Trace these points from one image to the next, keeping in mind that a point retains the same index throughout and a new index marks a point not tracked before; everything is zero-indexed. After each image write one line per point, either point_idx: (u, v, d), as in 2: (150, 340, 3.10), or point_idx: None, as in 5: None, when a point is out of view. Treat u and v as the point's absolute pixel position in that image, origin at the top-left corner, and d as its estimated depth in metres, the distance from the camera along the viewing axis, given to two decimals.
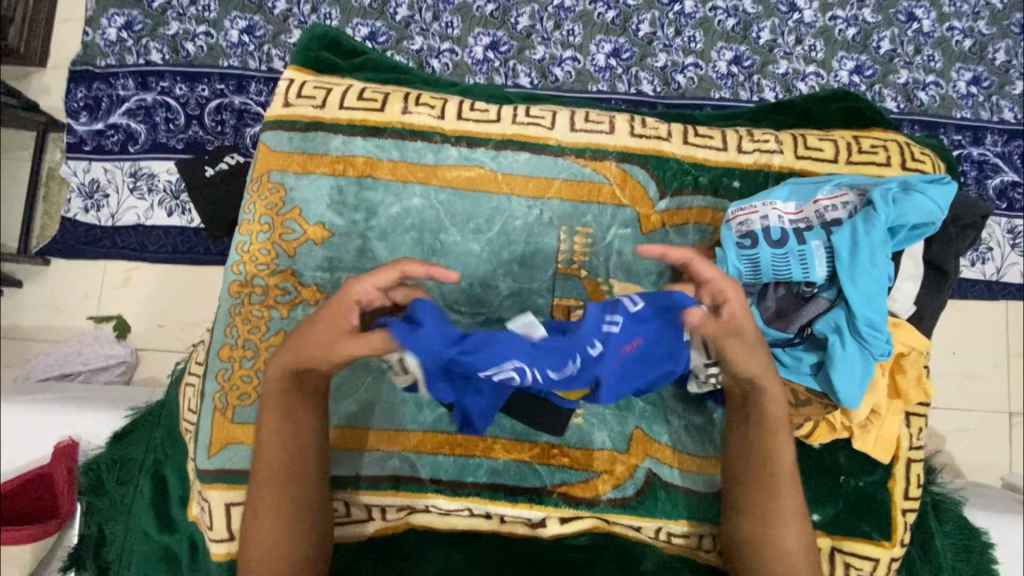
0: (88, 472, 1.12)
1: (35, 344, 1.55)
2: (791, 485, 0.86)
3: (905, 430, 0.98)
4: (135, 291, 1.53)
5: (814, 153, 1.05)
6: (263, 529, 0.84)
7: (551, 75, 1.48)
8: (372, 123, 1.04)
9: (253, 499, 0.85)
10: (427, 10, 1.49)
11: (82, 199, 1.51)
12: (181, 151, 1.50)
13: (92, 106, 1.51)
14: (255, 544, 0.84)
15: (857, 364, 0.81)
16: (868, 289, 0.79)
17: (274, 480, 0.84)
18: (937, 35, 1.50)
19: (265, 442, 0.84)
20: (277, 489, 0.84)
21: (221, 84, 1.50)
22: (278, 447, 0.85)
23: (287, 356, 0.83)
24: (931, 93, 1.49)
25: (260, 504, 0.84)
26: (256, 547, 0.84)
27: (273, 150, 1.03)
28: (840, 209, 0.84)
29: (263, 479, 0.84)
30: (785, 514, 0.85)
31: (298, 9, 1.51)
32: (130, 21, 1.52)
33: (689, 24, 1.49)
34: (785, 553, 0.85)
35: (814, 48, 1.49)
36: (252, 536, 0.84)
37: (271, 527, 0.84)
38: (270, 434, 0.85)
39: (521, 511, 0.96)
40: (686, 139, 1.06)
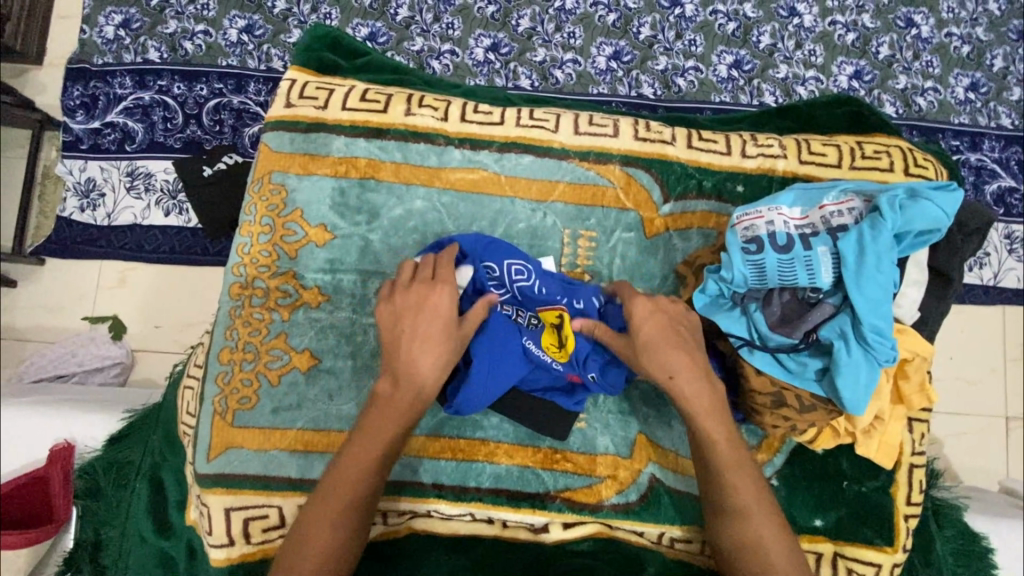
0: (83, 476, 1.10)
1: (29, 344, 1.53)
2: (745, 473, 0.83)
3: (908, 436, 0.98)
4: (131, 292, 1.52)
5: (817, 158, 1.05)
6: (337, 525, 0.78)
7: (552, 77, 1.47)
8: (375, 125, 1.03)
9: (333, 487, 0.78)
10: (428, 11, 1.48)
11: (78, 198, 1.50)
12: (178, 150, 1.49)
13: (89, 104, 1.49)
14: (321, 538, 0.77)
15: (862, 371, 0.80)
16: (874, 295, 0.79)
17: (366, 472, 0.79)
18: (936, 41, 1.51)
19: (371, 431, 0.79)
20: (365, 482, 0.79)
21: (220, 83, 1.49)
22: (383, 440, 0.79)
23: (432, 351, 0.80)
24: (930, 98, 1.50)
25: (338, 490, 0.78)
26: (317, 540, 0.77)
27: (274, 151, 1.02)
28: (846, 216, 0.84)
29: (358, 470, 0.79)
30: (750, 506, 0.83)
31: (298, 8, 1.50)
32: (128, 19, 1.51)
33: (690, 28, 1.49)
34: (762, 547, 0.82)
35: (813, 53, 1.49)
36: (323, 529, 0.77)
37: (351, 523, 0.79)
38: (379, 427, 0.80)
39: (523, 516, 0.95)
40: (690, 142, 1.06)
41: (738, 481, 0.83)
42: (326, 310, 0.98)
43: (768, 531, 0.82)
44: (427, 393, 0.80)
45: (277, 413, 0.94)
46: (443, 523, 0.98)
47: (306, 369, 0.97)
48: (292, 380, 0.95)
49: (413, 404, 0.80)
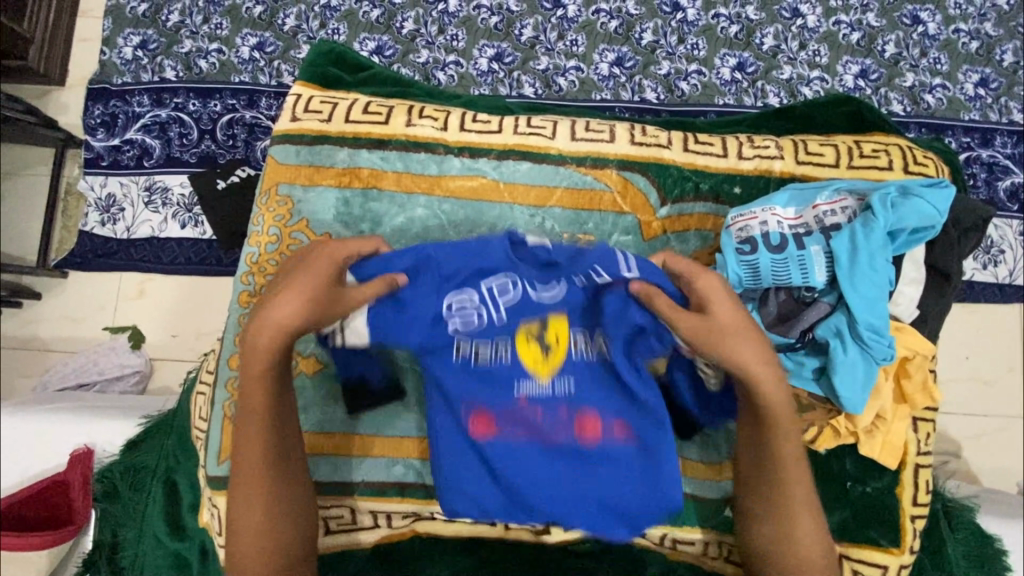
0: (102, 479, 1.13)
1: (53, 354, 1.59)
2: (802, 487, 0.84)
3: (913, 435, 0.98)
4: (150, 302, 1.57)
5: (814, 158, 1.05)
6: (247, 522, 0.81)
7: (556, 85, 1.50)
8: (377, 136, 1.06)
9: (235, 499, 0.82)
10: (432, 23, 1.52)
11: (99, 213, 1.56)
12: (194, 164, 1.54)
13: (109, 122, 1.56)
14: (248, 545, 0.82)
15: (859, 369, 0.80)
16: (869, 294, 0.79)
17: (256, 474, 0.81)
18: (943, 38, 1.50)
19: (244, 439, 0.80)
20: (261, 481, 0.81)
21: (233, 99, 1.54)
22: (255, 449, 0.81)
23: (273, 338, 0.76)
24: (938, 95, 1.49)
25: (247, 497, 0.81)
26: (245, 546, 0.82)
27: (281, 164, 1.05)
28: (839, 215, 0.84)
29: (246, 472, 0.81)
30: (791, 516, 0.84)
31: (307, 25, 1.55)
32: (146, 40, 1.57)
33: (692, 32, 1.50)
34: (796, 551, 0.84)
35: (817, 53, 1.49)
36: (245, 539, 0.82)
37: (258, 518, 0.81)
38: (250, 431, 0.80)
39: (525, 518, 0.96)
40: (686, 146, 1.07)
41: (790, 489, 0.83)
42: None
43: (809, 540, 0.84)
44: (257, 392, 0.79)
45: None
46: (447, 525, 0.99)
47: (312, 373, 0.98)
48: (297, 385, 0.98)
49: (265, 403, 0.80)
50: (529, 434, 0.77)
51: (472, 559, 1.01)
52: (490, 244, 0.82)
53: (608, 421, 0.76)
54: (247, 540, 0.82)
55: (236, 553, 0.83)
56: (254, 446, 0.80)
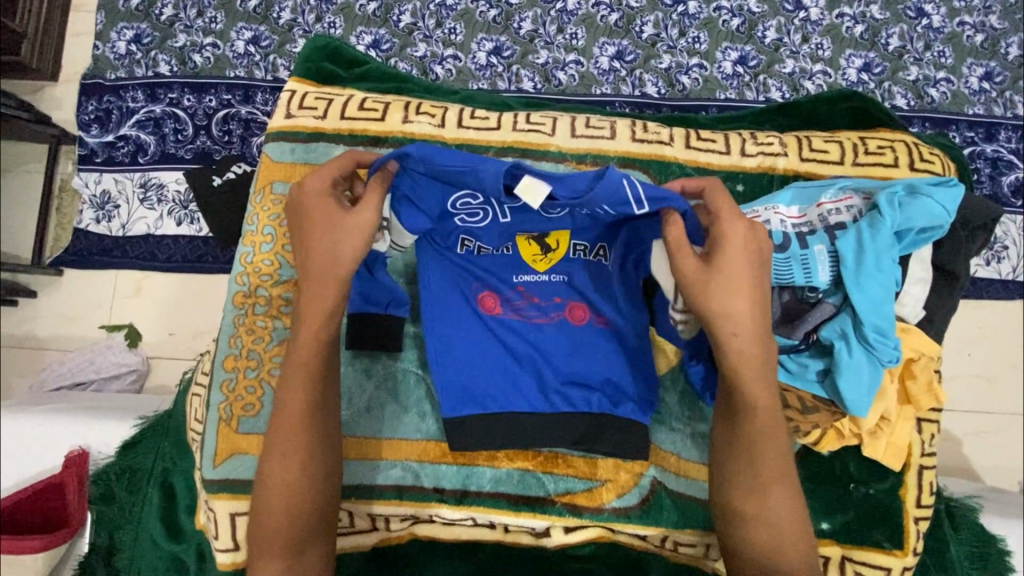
0: (98, 481, 1.13)
1: (49, 353, 1.57)
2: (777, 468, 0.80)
3: (917, 436, 0.96)
4: (146, 300, 1.56)
5: (818, 155, 1.03)
6: (278, 474, 0.81)
7: (555, 79, 1.47)
8: (374, 133, 1.04)
9: (270, 450, 0.82)
10: (430, 16, 1.49)
11: (93, 210, 1.54)
12: (189, 161, 1.52)
13: (103, 118, 1.53)
14: (272, 497, 0.81)
15: (864, 371, 0.79)
16: (875, 294, 0.77)
17: (293, 423, 0.82)
18: (947, 31, 1.48)
19: (292, 383, 0.82)
20: (297, 433, 0.82)
21: (228, 94, 1.52)
22: (300, 395, 0.82)
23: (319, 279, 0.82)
24: (942, 89, 1.46)
25: (283, 445, 0.81)
26: (271, 497, 0.81)
27: (276, 162, 1.03)
28: (844, 213, 0.83)
29: (288, 421, 0.82)
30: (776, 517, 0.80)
31: (303, 18, 1.52)
32: (139, 34, 1.55)
33: (694, 25, 1.48)
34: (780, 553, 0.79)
35: (820, 46, 1.47)
36: (269, 490, 0.81)
37: (291, 470, 0.81)
38: (297, 375, 0.82)
39: (524, 520, 0.95)
40: (689, 143, 1.05)
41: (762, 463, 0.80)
42: None
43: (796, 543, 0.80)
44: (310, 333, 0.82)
45: None
46: (446, 528, 0.98)
47: None
48: None
49: (316, 346, 0.82)
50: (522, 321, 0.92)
51: (472, 560, 1.00)
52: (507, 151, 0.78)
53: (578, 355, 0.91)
54: (274, 493, 0.81)
55: (259, 506, 0.81)
56: (296, 396, 0.82)
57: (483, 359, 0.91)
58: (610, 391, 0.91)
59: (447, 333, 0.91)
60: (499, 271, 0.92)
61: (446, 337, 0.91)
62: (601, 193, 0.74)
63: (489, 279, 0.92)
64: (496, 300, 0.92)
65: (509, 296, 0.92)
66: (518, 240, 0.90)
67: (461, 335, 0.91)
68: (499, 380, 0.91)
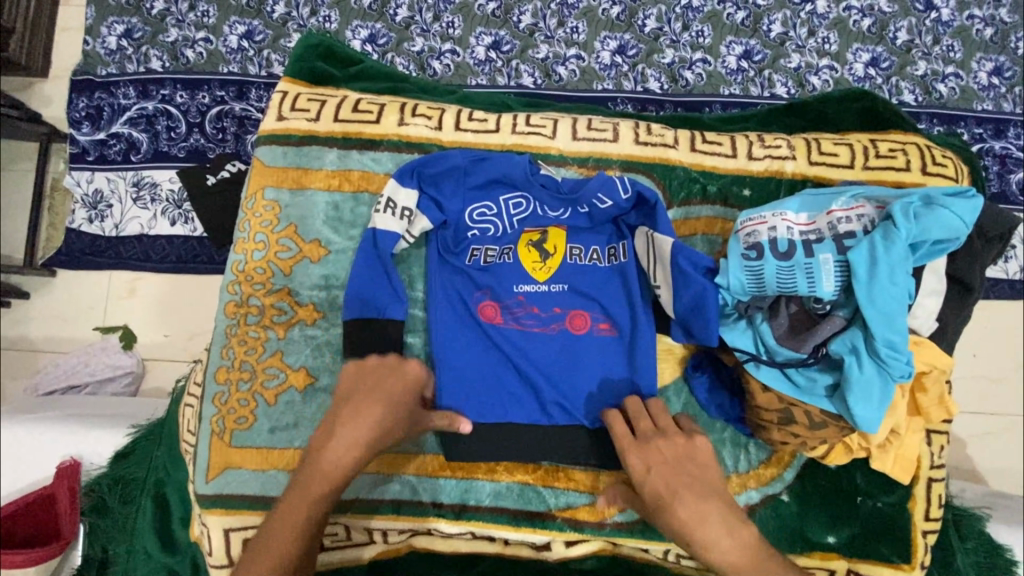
0: (90, 493, 1.11)
1: (42, 355, 1.55)
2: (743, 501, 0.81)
3: (926, 448, 0.94)
4: (140, 302, 1.53)
5: (827, 158, 1.00)
6: (279, 547, 0.76)
7: (555, 74, 1.43)
8: (369, 136, 1.01)
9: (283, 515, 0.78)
10: (426, 10, 1.45)
11: (85, 210, 1.50)
12: (182, 159, 1.49)
13: (93, 116, 1.50)
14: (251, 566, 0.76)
15: (874, 387, 0.76)
16: (887, 309, 0.74)
17: (309, 500, 0.77)
18: (957, 24, 1.44)
19: (320, 468, 0.78)
20: (306, 514, 0.77)
21: (221, 91, 1.48)
22: (326, 480, 0.78)
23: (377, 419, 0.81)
24: (951, 84, 1.43)
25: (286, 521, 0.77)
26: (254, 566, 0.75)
27: (268, 166, 1.00)
28: (854, 222, 0.79)
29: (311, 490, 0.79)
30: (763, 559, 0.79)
31: (296, 12, 1.48)
32: (129, 29, 1.51)
33: (698, 18, 1.44)
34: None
35: (827, 41, 1.43)
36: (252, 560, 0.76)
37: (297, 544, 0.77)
38: (326, 461, 0.78)
39: (525, 535, 0.93)
40: (693, 145, 1.02)
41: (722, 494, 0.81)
42: (322, 327, 0.97)
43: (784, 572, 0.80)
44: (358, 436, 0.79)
45: (274, 433, 0.93)
46: (445, 541, 0.96)
47: (302, 387, 0.95)
48: (289, 399, 0.94)
49: (357, 442, 0.79)
50: (520, 330, 0.89)
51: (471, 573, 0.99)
52: (513, 161, 0.91)
53: (574, 359, 0.89)
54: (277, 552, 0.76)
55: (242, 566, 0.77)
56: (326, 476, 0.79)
57: (484, 369, 0.89)
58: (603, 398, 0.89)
59: (446, 339, 0.90)
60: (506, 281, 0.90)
61: (451, 347, 0.90)
62: (595, 186, 0.88)
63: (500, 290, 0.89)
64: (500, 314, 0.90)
65: (510, 305, 0.90)
66: (519, 245, 0.92)
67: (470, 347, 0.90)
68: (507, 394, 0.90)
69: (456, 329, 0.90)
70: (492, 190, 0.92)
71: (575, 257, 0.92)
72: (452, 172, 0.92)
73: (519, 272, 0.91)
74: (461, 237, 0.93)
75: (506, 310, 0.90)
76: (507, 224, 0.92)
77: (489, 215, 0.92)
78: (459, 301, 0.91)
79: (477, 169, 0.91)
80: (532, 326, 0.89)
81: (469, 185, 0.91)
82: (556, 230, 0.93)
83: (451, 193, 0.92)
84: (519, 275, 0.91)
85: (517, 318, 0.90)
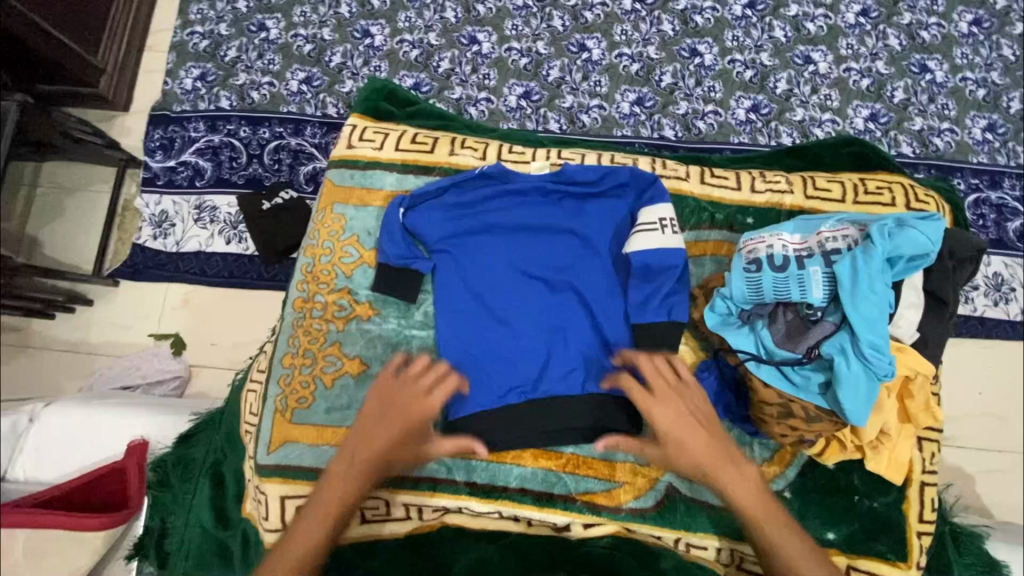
0: (155, 468, 1.22)
1: (99, 358, 1.69)
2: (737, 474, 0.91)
3: (918, 454, 1.04)
4: (193, 311, 1.68)
5: (822, 193, 1.14)
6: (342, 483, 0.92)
7: (579, 121, 1.62)
8: (423, 163, 1.19)
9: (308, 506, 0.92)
10: (466, 63, 1.67)
11: (152, 228, 1.70)
12: (241, 186, 1.68)
13: (166, 146, 1.72)
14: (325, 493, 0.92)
15: (861, 383, 0.87)
16: (870, 314, 0.85)
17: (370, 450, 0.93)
18: (950, 85, 1.60)
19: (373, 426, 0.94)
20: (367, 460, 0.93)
21: (281, 127, 1.69)
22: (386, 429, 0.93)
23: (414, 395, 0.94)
24: (946, 139, 1.58)
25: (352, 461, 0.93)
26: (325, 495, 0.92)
27: (337, 186, 1.18)
28: (840, 241, 0.92)
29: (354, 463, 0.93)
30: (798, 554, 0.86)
31: (352, 62, 1.71)
32: (205, 73, 1.75)
33: (709, 75, 1.63)
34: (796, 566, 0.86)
35: (829, 97, 1.60)
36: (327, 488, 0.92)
37: (326, 533, 0.90)
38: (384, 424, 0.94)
39: (547, 515, 1.03)
40: (704, 179, 1.17)
41: (730, 482, 0.90)
42: (377, 322, 1.11)
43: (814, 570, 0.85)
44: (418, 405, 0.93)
45: (330, 413, 1.06)
46: (473, 519, 1.07)
47: (356, 374, 1.09)
48: (344, 383, 1.08)
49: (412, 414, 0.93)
50: (510, 348, 1.01)
51: (497, 546, 1.07)
52: (560, 244, 1.06)
53: (542, 359, 1.00)
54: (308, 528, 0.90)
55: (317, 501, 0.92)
56: (365, 457, 0.93)
57: (497, 361, 1.01)
58: (574, 381, 0.99)
59: (462, 345, 1.03)
60: (565, 266, 1.05)
61: (466, 353, 1.02)
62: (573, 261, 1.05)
63: (522, 224, 1.07)
64: (476, 356, 1.01)
65: (505, 338, 1.01)
66: (533, 278, 1.04)
67: (463, 330, 1.03)
68: (479, 357, 1.01)
69: (467, 352, 1.02)
70: (498, 243, 1.06)
71: (599, 278, 1.04)
72: (439, 225, 1.08)
73: (505, 300, 1.03)
74: (465, 263, 1.06)
75: (495, 342, 1.01)
76: (529, 271, 1.05)
77: (497, 250, 1.06)
78: (472, 334, 1.03)
79: (486, 230, 1.07)
80: (517, 353, 1.00)
81: (462, 226, 1.07)
82: (550, 270, 1.05)
83: (449, 230, 1.08)
84: (510, 305, 1.03)
85: (501, 350, 1.01)
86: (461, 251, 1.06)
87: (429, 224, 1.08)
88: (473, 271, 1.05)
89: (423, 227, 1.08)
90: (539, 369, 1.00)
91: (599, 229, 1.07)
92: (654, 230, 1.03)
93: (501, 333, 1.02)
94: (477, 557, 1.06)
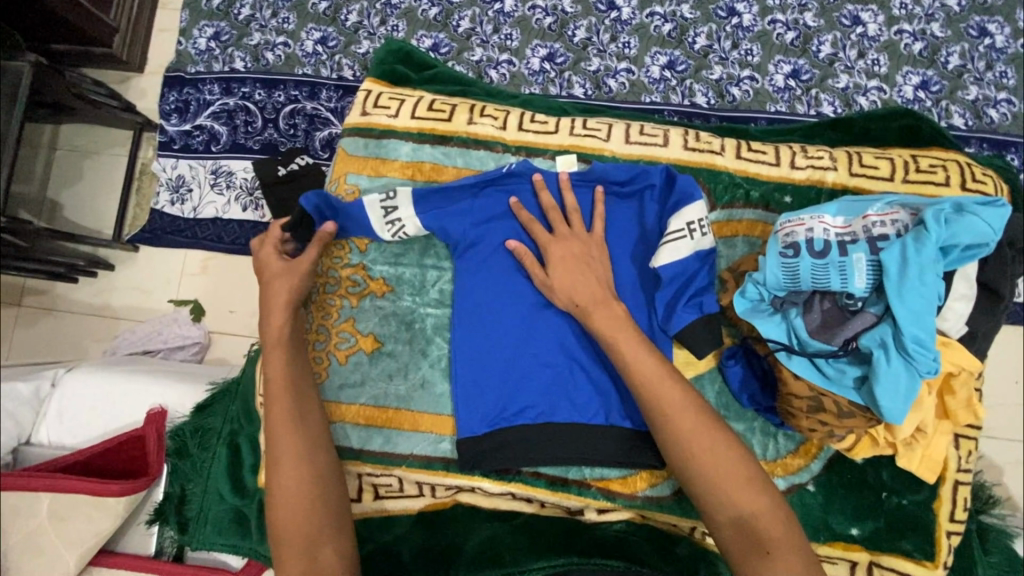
0: (174, 437, 1.23)
1: (121, 322, 1.71)
2: (711, 444, 0.83)
3: (953, 451, 0.99)
4: (210, 279, 1.68)
5: (868, 170, 1.06)
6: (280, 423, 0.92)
7: (606, 86, 1.53)
8: (440, 132, 1.13)
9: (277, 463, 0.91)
10: (487, 23, 1.57)
11: (168, 193, 1.67)
12: (257, 151, 1.64)
13: (181, 108, 1.68)
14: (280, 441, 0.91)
15: (900, 378, 0.81)
16: (915, 306, 0.79)
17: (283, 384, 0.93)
18: (1011, 51, 1.46)
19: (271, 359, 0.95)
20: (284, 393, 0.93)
21: (295, 90, 1.63)
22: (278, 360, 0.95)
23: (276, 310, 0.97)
24: (1002, 110, 1.45)
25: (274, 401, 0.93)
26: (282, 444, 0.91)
27: (350, 155, 1.12)
28: (888, 226, 0.84)
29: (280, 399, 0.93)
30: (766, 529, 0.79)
31: (368, 21, 1.63)
32: (218, 32, 1.69)
33: (747, 37, 1.51)
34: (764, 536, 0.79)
35: (877, 62, 1.48)
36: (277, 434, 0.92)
37: (299, 480, 0.89)
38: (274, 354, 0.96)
39: (560, 499, 1.03)
40: (739, 154, 1.10)
41: (701, 450, 0.82)
42: (391, 299, 1.08)
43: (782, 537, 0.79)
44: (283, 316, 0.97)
45: (343, 388, 1.05)
46: (486, 500, 1.06)
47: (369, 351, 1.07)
48: (357, 360, 1.06)
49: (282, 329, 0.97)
50: (527, 344, 0.99)
51: (510, 526, 1.05)
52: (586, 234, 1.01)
53: (560, 353, 0.98)
54: (289, 519, 0.88)
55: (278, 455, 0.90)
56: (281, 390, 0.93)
57: (512, 358, 0.99)
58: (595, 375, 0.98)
59: (477, 347, 1.00)
60: None
61: (481, 353, 1.00)
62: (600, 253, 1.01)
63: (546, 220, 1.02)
64: (490, 357, 0.99)
65: (522, 331, 0.99)
66: None
67: (478, 333, 1.00)
68: (485, 356, 1.00)
69: (481, 355, 1.00)
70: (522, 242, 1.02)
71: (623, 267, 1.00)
72: (458, 219, 1.01)
73: (523, 296, 1.00)
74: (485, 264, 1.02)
75: (513, 337, 0.99)
76: None
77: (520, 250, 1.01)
78: (485, 334, 1.00)
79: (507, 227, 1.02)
80: (536, 345, 0.99)
81: (479, 221, 1.02)
82: None
83: (470, 227, 1.02)
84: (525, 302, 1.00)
85: (518, 344, 0.99)
86: (481, 250, 1.02)
87: (445, 217, 1.01)
88: (494, 271, 1.01)
89: (443, 221, 1.01)
90: (542, 368, 0.98)
91: (627, 217, 1.02)
92: (683, 237, 0.94)
93: (519, 329, 0.99)
94: (490, 533, 1.05)
